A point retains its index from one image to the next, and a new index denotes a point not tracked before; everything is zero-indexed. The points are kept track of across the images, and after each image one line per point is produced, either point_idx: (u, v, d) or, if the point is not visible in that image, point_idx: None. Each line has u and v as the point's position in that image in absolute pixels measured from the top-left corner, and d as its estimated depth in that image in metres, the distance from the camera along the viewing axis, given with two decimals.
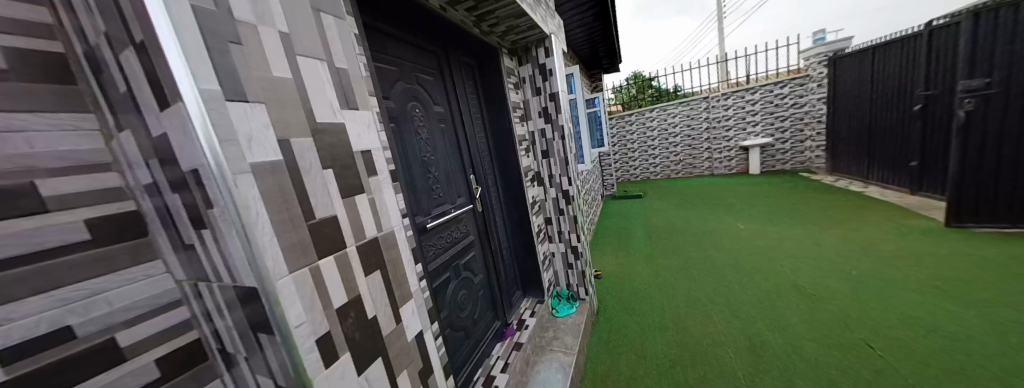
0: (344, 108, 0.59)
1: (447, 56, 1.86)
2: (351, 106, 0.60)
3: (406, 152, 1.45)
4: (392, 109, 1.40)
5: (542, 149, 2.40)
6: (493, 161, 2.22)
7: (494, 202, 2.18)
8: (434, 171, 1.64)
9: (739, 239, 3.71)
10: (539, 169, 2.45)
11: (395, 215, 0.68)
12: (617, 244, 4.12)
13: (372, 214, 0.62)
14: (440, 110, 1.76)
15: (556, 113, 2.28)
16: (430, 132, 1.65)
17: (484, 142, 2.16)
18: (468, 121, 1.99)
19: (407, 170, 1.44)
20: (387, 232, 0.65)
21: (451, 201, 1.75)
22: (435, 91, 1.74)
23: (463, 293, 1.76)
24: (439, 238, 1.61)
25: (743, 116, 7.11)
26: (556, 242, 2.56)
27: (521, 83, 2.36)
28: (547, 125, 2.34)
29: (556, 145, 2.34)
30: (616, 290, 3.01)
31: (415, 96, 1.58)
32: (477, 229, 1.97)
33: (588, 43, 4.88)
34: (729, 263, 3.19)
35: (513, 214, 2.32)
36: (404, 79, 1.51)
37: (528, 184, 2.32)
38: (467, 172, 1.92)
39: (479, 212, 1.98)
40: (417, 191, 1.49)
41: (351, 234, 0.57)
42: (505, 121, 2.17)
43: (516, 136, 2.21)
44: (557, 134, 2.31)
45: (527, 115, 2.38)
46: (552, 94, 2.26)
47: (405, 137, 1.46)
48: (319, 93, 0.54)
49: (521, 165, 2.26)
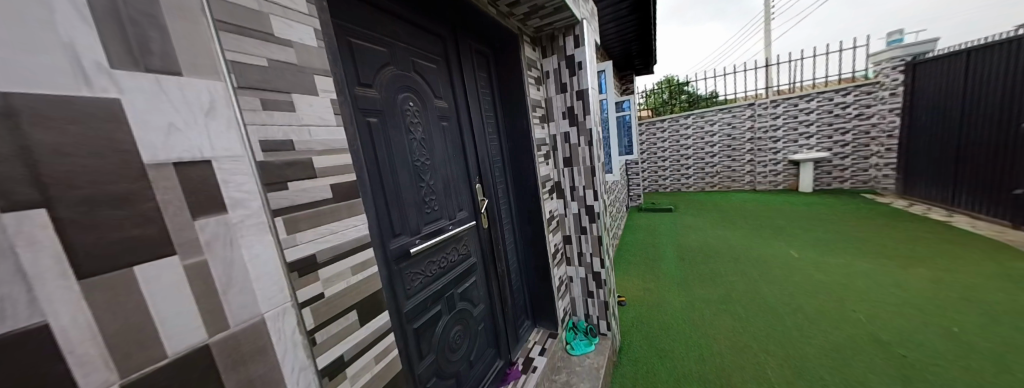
0: (121, 70, 0.37)
1: (456, 40, 1.53)
2: (140, 67, 0.38)
3: (390, 155, 1.14)
4: (375, 100, 1.10)
5: (564, 156, 2.04)
6: (506, 166, 1.88)
7: (503, 217, 1.83)
8: (428, 180, 1.32)
9: (792, 270, 3.15)
10: (560, 179, 2.08)
11: (257, 306, 0.48)
12: (644, 265, 3.65)
13: (196, 316, 0.43)
14: (443, 106, 1.44)
15: (582, 114, 1.91)
16: (427, 131, 1.34)
17: (497, 144, 1.82)
18: (478, 119, 1.65)
19: (389, 178, 1.12)
20: (233, 335, 0.46)
21: (448, 216, 1.42)
22: (437, 81, 1.43)
23: (457, 330, 1.42)
24: (430, 263, 1.28)
25: (794, 127, 6.34)
26: (575, 266, 2.18)
27: (544, 78, 2.00)
28: (572, 128, 1.96)
29: (580, 152, 1.96)
30: (643, 323, 2.56)
31: (409, 86, 1.26)
32: (482, 249, 1.63)
33: (622, 41, 4.44)
34: (783, 299, 2.66)
35: (527, 229, 1.96)
36: (395, 64, 1.20)
37: (545, 197, 1.96)
38: (473, 180, 1.58)
39: (485, 229, 1.64)
40: (402, 206, 1.17)
41: (119, 363, 0.37)
42: (522, 121, 1.82)
43: (534, 140, 1.86)
44: (582, 139, 1.93)
45: (547, 117, 2.03)
46: (579, 92, 1.89)
47: (390, 137, 1.15)
48: (33, 56, 0.31)
49: (539, 173, 1.90)
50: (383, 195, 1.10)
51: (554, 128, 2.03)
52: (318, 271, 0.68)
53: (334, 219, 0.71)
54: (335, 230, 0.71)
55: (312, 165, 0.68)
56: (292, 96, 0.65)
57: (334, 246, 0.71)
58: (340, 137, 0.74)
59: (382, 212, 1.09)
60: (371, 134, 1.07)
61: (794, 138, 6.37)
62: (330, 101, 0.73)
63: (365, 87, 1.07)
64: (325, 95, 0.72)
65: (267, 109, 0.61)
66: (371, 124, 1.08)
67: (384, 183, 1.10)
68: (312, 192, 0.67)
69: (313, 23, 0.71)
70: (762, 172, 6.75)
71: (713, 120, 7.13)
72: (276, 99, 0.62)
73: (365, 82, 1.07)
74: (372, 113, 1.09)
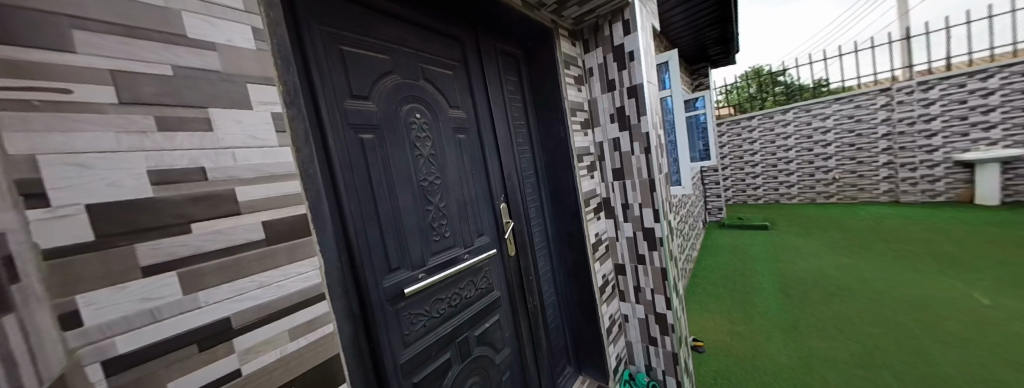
0: None
1: (478, 42, 1.34)
2: None
3: (387, 176, 0.98)
4: (371, 113, 0.95)
5: (614, 168, 1.66)
6: (541, 181, 1.60)
7: (537, 241, 1.55)
8: (438, 202, 1.13)
9: (983, 326, 2.11)
10: (609, 196, 1.71)
11: None
12: (729, 299, 2.91)
13: None
14: (459, 115, 1.25)
15: (635, 115, 1.54)
16: (438, 145, 1.15)
17: (529, 157, 1.56)
18: (503, 128, 1.43)
19: (383, 202, 0.96)
20: None
21: (464, 243, 1.21)
22: (453, 88, 1.24)
23: (472, 383, 1.18)
24: (437, 301, 1.08)
25: (959, 115, 4.62)
26: (631, 302, 1.76)
27: (587, 77, 1.68)
28: (622, 133, 1.60)
29: (634, 162, 1.58)
30: (730, 381, 1.95)
31: (416, 95, 1.10)
32: (508, 281, 1.37)
33: (692, 29, 3.81)
34: (970, 371, 1.76)
35: (567, 256, 1.64)
36: (399, 71, 1.05)
37: (590, 217, 1.62)
38: (497, 198, 1.35)
39: (512, 257, 1.39)
40: (402, 236, 1.00)
41: None
42: (560, 129, 1.54)
43: (574, 150, 1.55)
44: (638, 145, 1.55)
45: (592, 121, 1.70)
46: (631, 89, 1.54)
47: (389, 154, 0.99)
48: None
49: (581, 189, 1.58)
50: (375, 223, 0.93)
51: (600, 135, 1.68)
52: (234, 340, 0.51)
53: (268, 267, 0.55)
54: (266, 282, 0.55)
55: (236, 198, 0.52)
56: (209, 112, 0.51)
57: (264, 304, 0.54)
58: (285, 161, 0.58)
59: (374, 243, 0.92)
60: (363, 151, 0.92)
61: (962, 130, 4.61)
62: (271, 115, 0.57)
63: (361, 100, 0.93)
64: (264, 110, 0.57)
65: (169, 131, 0.47)
66: (364, 140, 0.93)
67: (377, 209, 0.94)
68: (233, 235, 0.52)
69: (252, 21, 0.57)
70: (906, 178, 5.07)
71: (823, 114, 5.67)
72: (183, 117, 0.48)
73: (359, 94, 0.93)
74: (366, 128, 0.94)
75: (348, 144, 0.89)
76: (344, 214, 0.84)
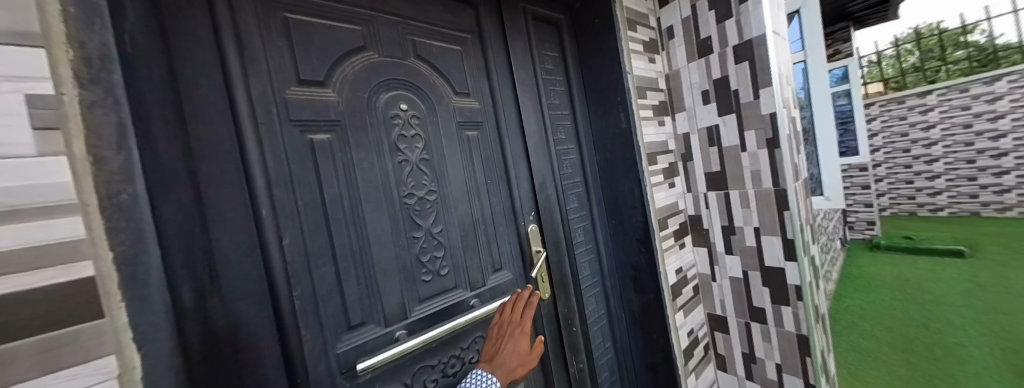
0: None
1: (499, 6, 0.99)
2: None
3: (352, 192, 0.68)
4: (328, 104, 0.67)
5: (709, 172, 1.10)
6: (592, 193, 1.14)
7: (586, 278, 1.10)
8: (431, 227, 0.80)
9: None
10: (701, 215, 1.15)
11: None
12: (905, 366, 1.90)
13: None
14: (468, 105, 0.91)
15: (751, 87, 0.97)
16: (432, 148, 0.82)
17: (575, 160, 1.13)
18: (536, 121, 1.03)
19: (343, 231, 0.67)
20: None
21: (471, 284, 0.85)
22: (460, 69, 0.91)
23: None
24: (423, 371, 0.75)
25: None
26: (738, 377, 1.15)
27: (663, 41, 1.16)
28: (724, 120, 1.03)
29: (745, 162, 1.01)
30: None
31: (403, 79, 0.79)
32: (539, 336, 0.97)
33: None
34: None
35: (633, 299, 1.14)
36: (377, 45, 0.75)
37: (669, 245, 1.10)
38: (523, 219, 0.97)
39: (546, 303, 0.99)
40: (372, 279, 0.70)
41: None
42: (621, 117, 1.07)
43: (643, 147, 1.06)
44: (754, 136, 0.98)
45: (670, 105, 1.17)
46: (740, 50, 0.97)
47: (356, 161, 0.69)
48: None
49: (654, 204, 1.07)
50: (329, 262, 0.64)
51: (685, 124, 1.14)
52: None
53: None
54: None
55: None
56: None
57: None
58: (45, 181, 0.31)
59: (323, 292, 0.63)
60: (314, 157, 0.64)
61: None
62: (23, 98, 0.30)
63: (314, 84, 0.65)
64: (6, 90, 0.29)
65: None
66: (315, 141, 0.64)
67: (333, 240, 0.65)
68: None
69: None
70: None
71: None
72: None
73: (310, 76, 0.65)
74: (319, 124, 0.65)
75: (287, 147, 0.61)
76: (271, 252, 0.57)
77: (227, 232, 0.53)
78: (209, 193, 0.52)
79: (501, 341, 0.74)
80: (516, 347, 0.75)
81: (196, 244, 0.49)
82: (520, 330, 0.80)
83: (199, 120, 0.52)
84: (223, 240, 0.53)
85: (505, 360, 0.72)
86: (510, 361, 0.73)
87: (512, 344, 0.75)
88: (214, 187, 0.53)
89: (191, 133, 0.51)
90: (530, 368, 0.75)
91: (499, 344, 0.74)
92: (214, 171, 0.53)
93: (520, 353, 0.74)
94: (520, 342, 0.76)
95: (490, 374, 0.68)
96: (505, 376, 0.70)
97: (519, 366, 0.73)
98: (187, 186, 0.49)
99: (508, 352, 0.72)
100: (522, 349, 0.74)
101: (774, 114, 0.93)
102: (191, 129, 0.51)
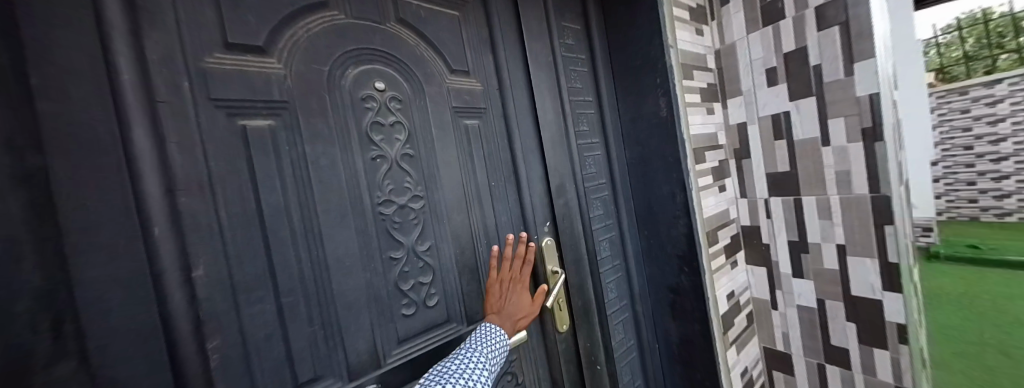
0: None
1: None
2: None
3: (303, 199, 0.50)
4: (270, 80, 0.49)
5: (774, 173, 0.87)
6: (621, 197, 0.92)
7: (613, 303, 0.89)
8: (416, 244, 0.61)
9: None
10: (762, 227, 0.91)
11: None
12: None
13: None
14: (465, 86, 0.71)
15: (840, 63, 0.74)
16: (418, 140, 0.63)
17: (601, 158, 0.91)
18: (553, 106, 0.83)
19: (289, 254, 0.48)
20: None
21: (466, 314, 0.67)
22: (457, 40, 0.72)
23: None
24: None
25: None
26: None
27: (714, 8, 0.93)
28: (797, 105, 0.81)
29: (828, 161, 0.78)
30: None
31: (380, 49, 0.61)
32: (554, 379, 0.77)
33: None
34: None
35: (670, 329, 0.92)
36: (344, 2, 0.57)
37: (719, 264, 0.88)
38: (534, 231, 0.77)
39: (563, 336, 0.79)
40: (331, 318, 0.52)
41: None
42: (660, 102, 0.83)
43: (692, 142, 0.84)
44: (841, 125, 0.75)
45: (720, 89, 0.94)
46: (825, 11, 0.74)
47: (311, 158, 0.51)
48: None
49: (703, 213, 0.85)
50: (267, 296, 0.46)
51: (740, 113, 0.91)
52: None
53: None
54: None
55: None
56: None
57: None
58: None
59: (256, 341, 0.45)
60: (247, 151, 0.46)
61: None
62: None
63: (250, 52, 0.48)
64: None
65: None
66: (249, 129, 0.47)
67: (274, 267, 0.47)
68: None
69: None
70: None
71: None
72: None
73: (244, 39, 0.47)
74: (255, 107, 0.47)
75: (205, 138, 0.43)
76: (170, 289, 0.39)
77: (95, 262, 0.35)
78: (63, 203, 0.34)
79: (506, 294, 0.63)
80: (519, 298, 0.67)
81: (25, 288, 0.31)
82: (517, 279, 0.68)
83: (51, 92, 0.34)
84: (88, 274, 0.35)
85: (507, 313, 0.64)
86: (511, 314, 0.64)
87: (515, 294, 0.67)
88: (74, 194, 0.35)
89: (40, 109, 0.33)
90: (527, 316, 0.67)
91: (503, 295, 0.64)
92: (74, 170, 0.35)
93: (522, 305, 0.66)
94: (523, 294, 0.68)
95: (498, 327, 0.61)
96: (511, 327, 0.64)
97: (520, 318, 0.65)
98: (15, 197, 0.31)
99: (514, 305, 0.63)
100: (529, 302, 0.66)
101: (873, 96, 0.70)
102: (40, 105, 0.33)
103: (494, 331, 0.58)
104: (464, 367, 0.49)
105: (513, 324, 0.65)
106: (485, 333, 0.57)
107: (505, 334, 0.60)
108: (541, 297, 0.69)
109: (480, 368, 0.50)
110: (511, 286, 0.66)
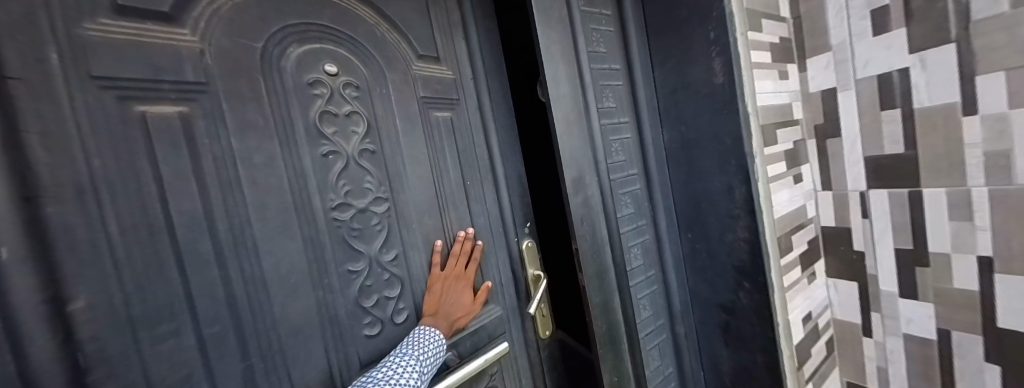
0: None
1: None
2: None
3: (230, 203, 0.41)
4: (188, 59, 0.39)
5: (884, 162, 0.71)
6: (658, 192, 0.74)
7: (652, 323, 0.73)
8: (381, 253, 0.55)
9: None
10: (860, 235, 0.77)
11: None
12: None
13: None
14: (439, 76, 0.66)
15: None
16: (382, 136, 0.56)
17: (631, 142, 0.72)
18: (569, 77, 0.64)
19: (210, 273, 0.39)
20: None
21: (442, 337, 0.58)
22: (425, 21, 0.65)
23: None
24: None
25: None
26: None
27: None
28: (916, 61, 0.64)
29: (972, 136, 0.60)
30: None
31: (329, 26, 0.52)
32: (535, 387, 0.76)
33: None
34: None
35: (719, 358, 0.73)
36: None
37: (806, 282, 0.71)
38: (514, 233, 0.75)
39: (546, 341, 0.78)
40: (273, 348, 0.43)
41: None
42: (716, 66, 0.62)
43: (784, 138, 0.68)
44: (1002, 83, 0.56)
45: (797, 45, 0.78)
46: None
47: (241, 155, 0.42)
48: None
49: (776, 212, 0.65)
50: (183, 328, 0.36)
51: (826, 76, 0.76)
52: None
53: None
54: None
55: None
56: None
57: None
58: None
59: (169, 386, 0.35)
60: (148, 143, 0.35)
61: None
62: None
63: (153, 18, 0.37)
64: None
65: None
66: (152, 117, 0.36)
67: (191, 292, 0.37)
68: None
69: None
70: None
71: None
72: None
73: (142, 1, 0.36)
74: (162, 91, 0.37)
75: (84, 126, 0.32)
76: (26, 334, 0.28)
77: None
78: None
79: (440, 293, 0.60)
80: (461, 296, 0.62)
81: None
82: (462, 277, 0.63)
83: None
84: None
85: (447, 311, 0.60)
86: (450, 313, 0.60)
87: (457, 293, 0.62)
88: None
89: None
90: (472, 314, 0.63)
91: (443, 294, 0.60)
92: None
93: (466, 304, 0.62)
94: (467, 291, 0.63)
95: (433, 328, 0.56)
96: (448, 327, 0.59)
97: (462, 316, 0.61)
98: None
99: (449, 303, 0.60)
100: (469, 301, 0.62)
101: None
102: None
103: (429, 333, 0.54)
104: (392, 373, 0.45)
105: (450, 322, 0.59)
106: (419, 336, 0.53)
107: (439, 336, 0.54)
108: (485, 294, 0.63)
109: (411, 373, 0.47)
110: (454, 285, 0.62)
